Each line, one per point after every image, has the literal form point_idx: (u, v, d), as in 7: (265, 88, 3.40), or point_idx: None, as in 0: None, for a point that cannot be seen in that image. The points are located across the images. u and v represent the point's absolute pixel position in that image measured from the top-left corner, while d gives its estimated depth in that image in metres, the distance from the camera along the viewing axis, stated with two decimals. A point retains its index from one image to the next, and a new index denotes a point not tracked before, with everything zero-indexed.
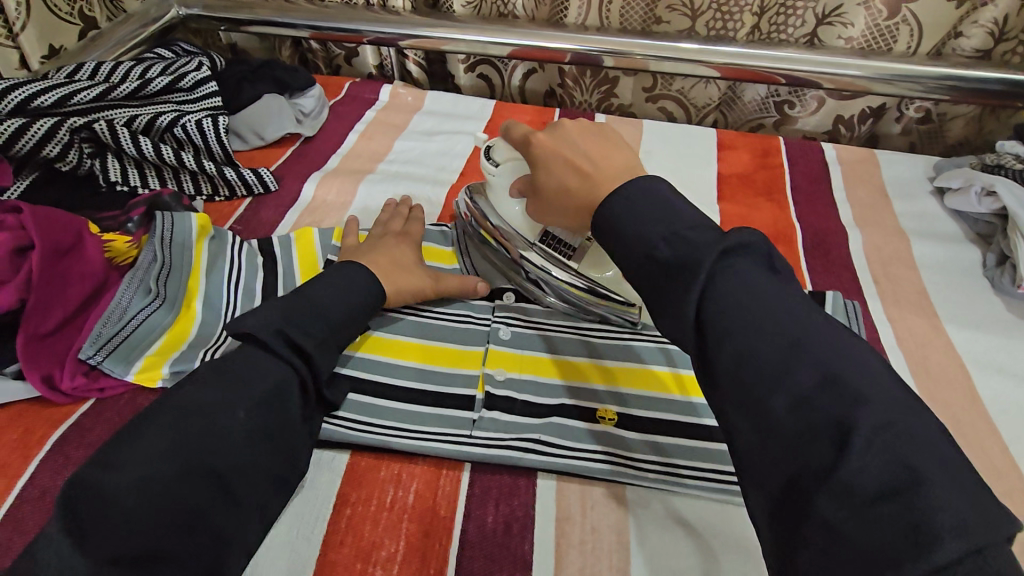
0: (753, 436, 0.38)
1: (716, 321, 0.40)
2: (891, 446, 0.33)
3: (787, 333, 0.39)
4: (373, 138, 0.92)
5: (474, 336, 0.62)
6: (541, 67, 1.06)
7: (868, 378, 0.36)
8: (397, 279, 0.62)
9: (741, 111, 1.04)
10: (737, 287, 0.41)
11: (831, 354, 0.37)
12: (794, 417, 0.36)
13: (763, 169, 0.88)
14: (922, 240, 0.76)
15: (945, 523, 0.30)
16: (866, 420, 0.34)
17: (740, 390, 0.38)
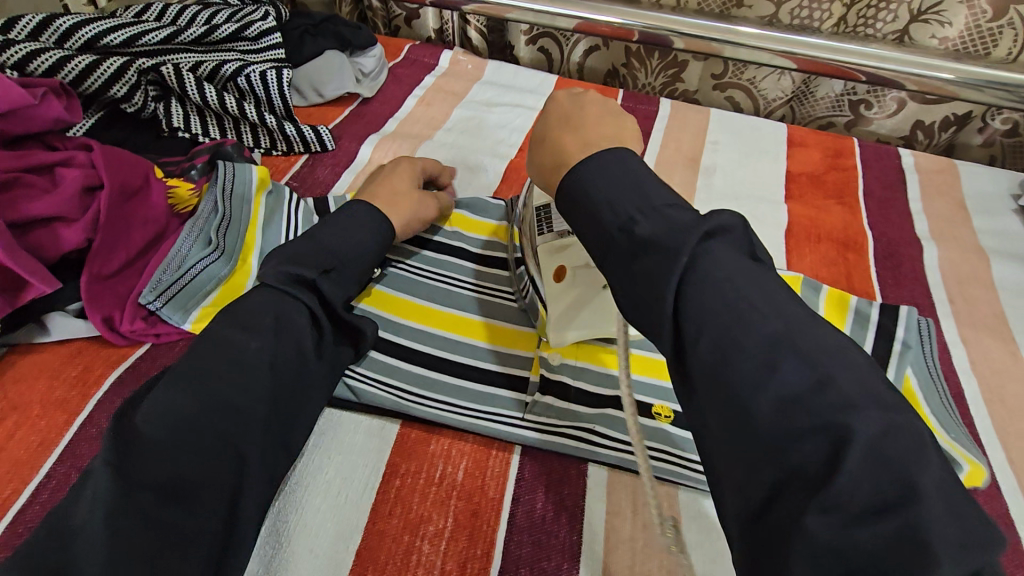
0: (731, 439, 0.33)
1: (697, 312, 0.35)
2: (877, 450, 0.29)
3: (771, 325, 0.34)
4: (432, 104, 0.90)
5: (529, 318, 0.61)
6: (605, 44, 1.02)
7: (856, 372, 0.32)
8: (404, 206, 0.63)
9: (812, 107, 0.99)
10: (720, 274, 0.36)
11: (816, 349, 0.33)
12: (777, 418, 0.31)
13: (834, 170, 0.84)
14: (1002, 260, 0.71)
15: (941, 543, 0.26)
16: (858, 431, 0.29)
17: (722, 390, 0.34)
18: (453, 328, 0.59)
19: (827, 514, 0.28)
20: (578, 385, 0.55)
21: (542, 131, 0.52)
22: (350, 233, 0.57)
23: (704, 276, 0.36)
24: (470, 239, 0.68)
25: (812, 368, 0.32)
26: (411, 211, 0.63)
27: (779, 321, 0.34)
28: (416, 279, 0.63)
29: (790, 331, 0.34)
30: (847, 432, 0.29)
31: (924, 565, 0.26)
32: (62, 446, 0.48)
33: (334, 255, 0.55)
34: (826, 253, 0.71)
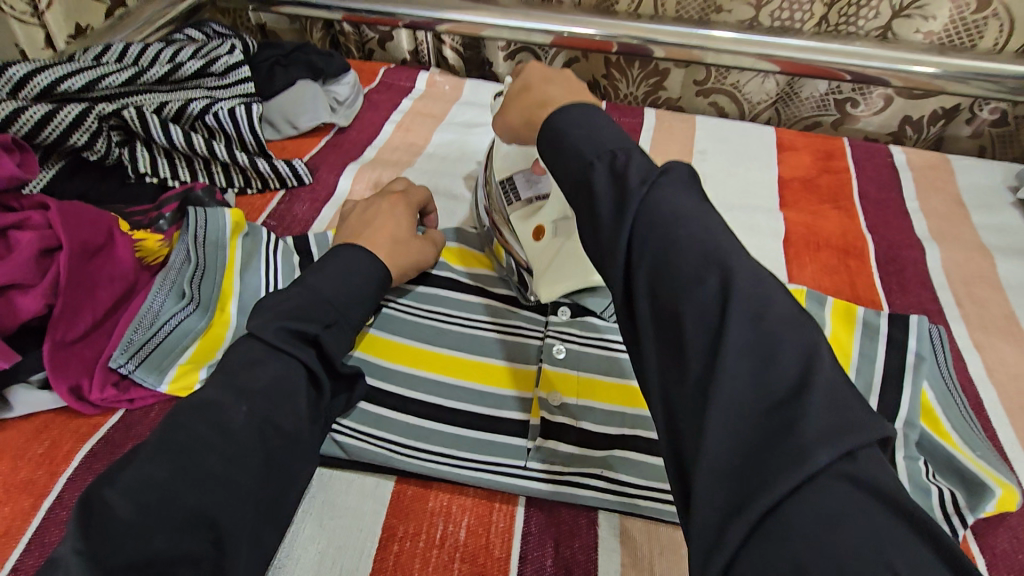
0: (658, 358, 0.34)
1: (639, 239, 0.36)
2: (769, 352, 0.31)
3: (703, 245, 0.35)
4: (411, 129, 0.86)
5: (527, 354, 0.58)
6: (584, 56, 0.99)
7: (782, 305, 0.33)
8: (399, 250, 0.60)
9: (798, 108, 0.97)
10: (665, 204, 0.37)
11: (746, 273, 0.34)
12: (693, 327, 0.32)
13: (826, 173, 0.82)
14: (1007, 258, 0.69)
15: (819, 431, 0.28)
16: (748, 337, 0.31)
17: (654, 313, 0.35)
18: (445, 372, 0.56)
19: (725, 422, 0.30)
20: (582, 427, 0.52)
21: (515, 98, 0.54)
22: (349, 278, 0.54)
23: (648, 210, 0.37)
24: (460, 273, 0.65)
25: (739, 287, 0.33)
26: (405, 258, 0.60)
27: (711, 245, 0.35)
28: (403, 319, 0.60)
29: (726, 256, 0.35)
30: (741, 342, 0.31)
31: (799, 457, 0.27)
32: (28, 534, 0.44)
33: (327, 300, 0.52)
34: (827, 262, 0.69)
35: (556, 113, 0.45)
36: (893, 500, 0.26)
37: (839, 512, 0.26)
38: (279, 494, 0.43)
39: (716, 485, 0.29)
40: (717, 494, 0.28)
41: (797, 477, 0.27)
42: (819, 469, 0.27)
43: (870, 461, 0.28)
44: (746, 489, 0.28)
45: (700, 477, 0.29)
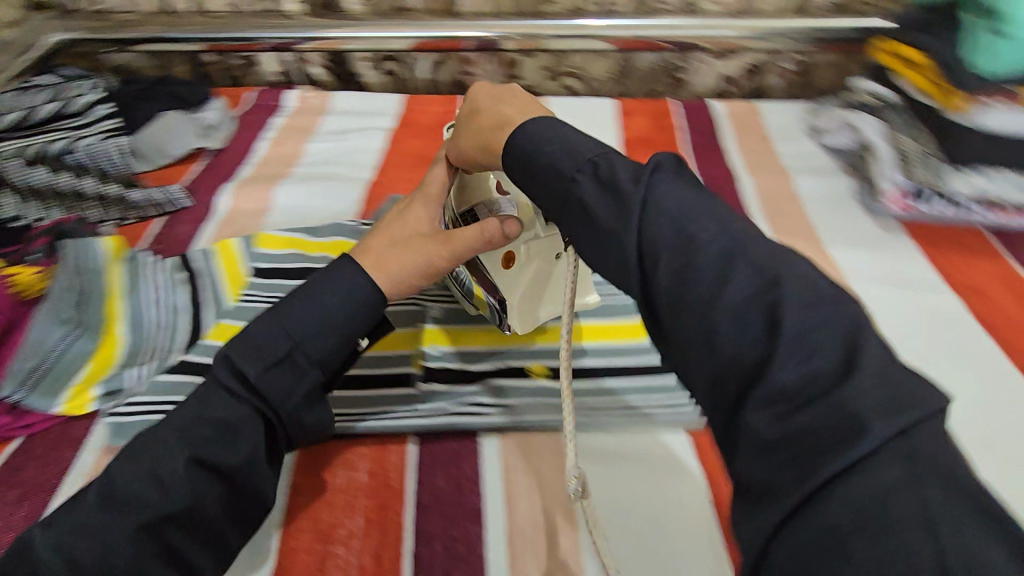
0: (693, 357, 0.35)
1: (651, 243, 0.37)
2: (817, 341, 0.31)
3: (721, 238, 0.36)
4: (285, 143, 0.91)
5: (406, 318, 0.65)
6: (444, 57, 1.08)
7: (811, 287, 0.33)
8: (405, 257, 0.54)
9: (636, 81, 1.10)
10: (670, 202, 0.38)
11: (771, 261, 0.34)
12: (731, 326, 0.33)
13: (660, 130, 0.94)
14: (803, 176, 0.84)
15: (870, 408, 0.28)
16: (797, 325, 0.31)
17: (683, 319, 0.35)
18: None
19: (776, 413, 0.30)
20: (460, 367, 0.60)
21: (469, 137, 0.54)
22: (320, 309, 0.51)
23: (655, 211, 0.38)
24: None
25: (762, 277, 0.34)
26: (405, 265, 0.54)
27: (732, 241, 0.36)
28: None
29: (745, 247, 0.35)
30: (791, 329, 0.31)
31: (856, 436, 0.28)
32: None
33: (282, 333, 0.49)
34: None
35: (513, 138, 0.48)
36: (948, 469, 0.27)
37: (889, 483, 0.27)
38: (210, 492, 0.45)
39: (777, 469, 0.30)
40: (776, 477, 0.30)
41: (850, 456, 0.28)
42: (877, 447, 0.28)
43: (929, 436, 0.28)
44: (807, 469, 0.29)
45: (752, 464, 0.31)
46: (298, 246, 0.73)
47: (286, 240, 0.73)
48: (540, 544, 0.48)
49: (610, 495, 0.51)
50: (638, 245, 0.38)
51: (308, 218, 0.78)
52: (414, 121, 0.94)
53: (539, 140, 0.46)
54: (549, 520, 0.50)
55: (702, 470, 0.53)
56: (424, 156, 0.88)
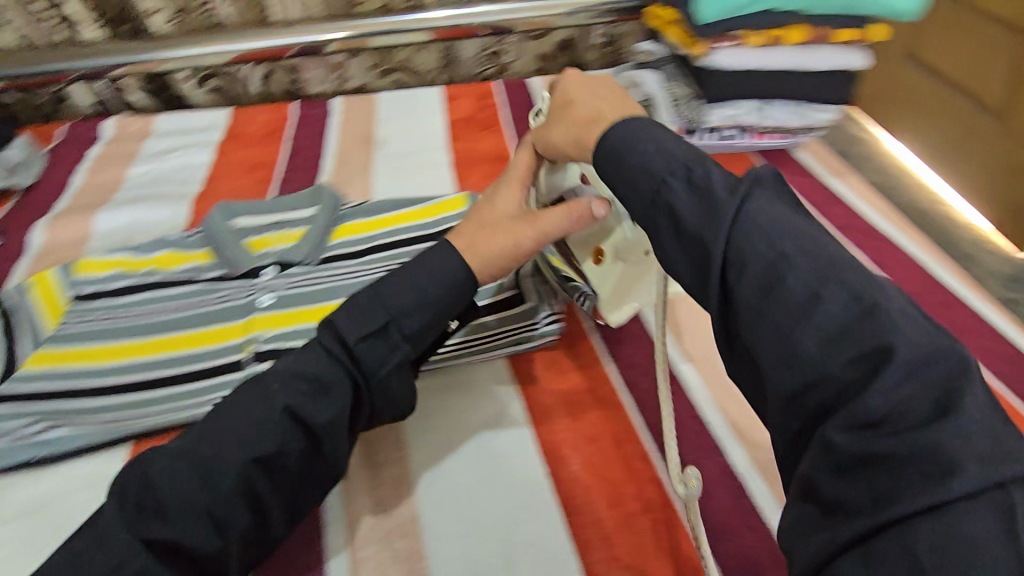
0: (768, 368, 0.33)
1: (738, 251, 0.35)
2: (917, 373, 0.29)
3: (818, 260, 0.33)
4: (104, 171, 0.89)
5: (236, 311, 0.65)
6: (271, 68, 1.09)
7: (913, 324, 0.30)
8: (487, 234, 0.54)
9: (464, 67, 1.17)
10: (761, 216, 0.35)
11: (865, 284, 0.32)
12: (823, 346, 0.31)
13: (483, 109, 1.01)
14: None
15: (967, 451, 0.26)
16: (900, 347, 0.29)
17: (762, 326, 0.33)
18: (160, 349, 0.62)
19: (855, 433, 0.28)
20: (290, 344, 0.61)
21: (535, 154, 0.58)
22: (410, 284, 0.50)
23: (748, 223, 0.35)
24: (171, 270, 0.70)
25: (860, 304, 0.31)
26: (496, 246, 0.54)
27: (829, 261, 0.33)
28: (112, 325, 0.64)
29: (842, 270, 0.33)
30: (899, 355, 0.29)
31: (944, 473, 0.26)
32: None
33: (379, 304, 0.49)
34: (484, 170, 0.88)
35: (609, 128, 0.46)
36: None
37: (978, 534, 0.25)
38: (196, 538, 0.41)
39: (848, 486, 0.28)
40: (850, 497, 0.28)
41: (941, 493, 0.25)
42: (963, 494, 0.25)
43: None
44: (882, 489, 0.27)
45: (826, 479, 0.29)
46: (115, 262, 0.70)
47: (102, 262, 0.69)
48: (373, 477, 0.52)
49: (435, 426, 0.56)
50: (723, 254, 0.35)
51: (134, 235, 0.77)
52: (243, 133, 0.96)
53: (634, 138, 0.43)
54: (379, 456, 0.54)
55: (515, 382, 0.59)
56: (255, 164, 0.89)
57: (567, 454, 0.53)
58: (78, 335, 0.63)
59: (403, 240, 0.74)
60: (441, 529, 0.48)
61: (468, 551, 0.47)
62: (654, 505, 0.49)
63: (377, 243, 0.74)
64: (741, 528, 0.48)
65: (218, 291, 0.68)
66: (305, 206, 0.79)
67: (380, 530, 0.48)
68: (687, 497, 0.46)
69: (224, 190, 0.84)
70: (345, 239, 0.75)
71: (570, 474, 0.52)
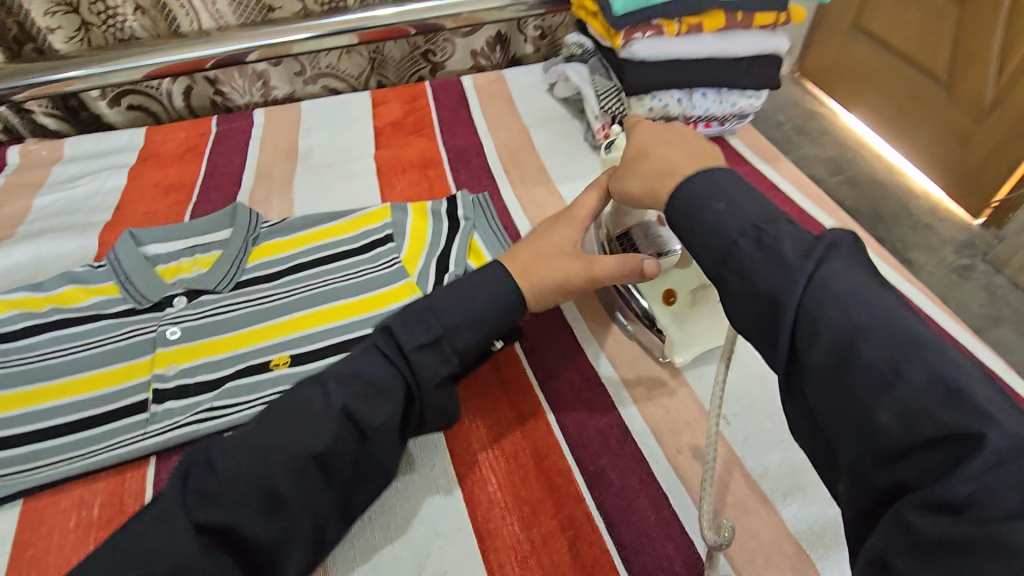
0: (848, 440, 0.35)
1: (814, 323, 0.37)
2: (1015, 465, 0.29)
3: (895, 333, 0.35)
4: (6, 204, 0.83)
5: (142, 347, 0.62)
6: (191, 80, 1.03)
7: (1004, 411, 0.31)
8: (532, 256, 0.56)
9: (396, 69, 1.14)
10: (839, 285, 0.37)
11: (944, 362, 0.33)
12: (902, 426, 0.32)
13: (412, 112, 0.98)
14: (539, 129, 0.92)
15: None
16: (990, 436, 0.30)
17: (839, 396, 0.35)
18: (53, 396, 0.57)
19: (934, 511, 0.30)
20: (196, 380, 0.58)
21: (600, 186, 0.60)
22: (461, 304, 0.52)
23: (826, 293, 0.37)
24: (70, 308, 0.66)
25: (941, 382, 0.32)
26: (548, 271, 0.55)
27: (908, 333, 0.35)
28: (4, 372, 0.59)
29: (929, 353, 0.34)
30: (990, 444, 0.30)
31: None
32: None
33: (435, 318, 0.50)
34: (412, 177, 0.85)
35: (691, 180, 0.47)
36: None
37: None
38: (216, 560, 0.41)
39: (919, 559, 0.30)
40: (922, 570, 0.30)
41: None
42: None
43: None
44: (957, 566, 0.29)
45: (899, 550, 0.31)
46: (7, 304, 0.65)
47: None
48: None
49: None
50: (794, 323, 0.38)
51: (36, 274, 0.73)
52: (160, 152, 0.91)
53: (708, 196, 0.45)
54: None
55: None
56: (169, 185, 0.85)
57: (486, 477, 0.51)
58: None
59: (321, 258, 0.71)
60: (349, 565, 0.47)
61: None
62: (572, 522, 0.48)
63: (295, 263, 0.70)
64: (658, 536, 0.48)
65: (121, 327, 0.64)
66: (220, 229, 0.75)
67: None
68: (717, 545, 0.44)
69: (138, 216, 0.80)
70: (261, 261, 0.71)
71: (487, 497, 0.50)
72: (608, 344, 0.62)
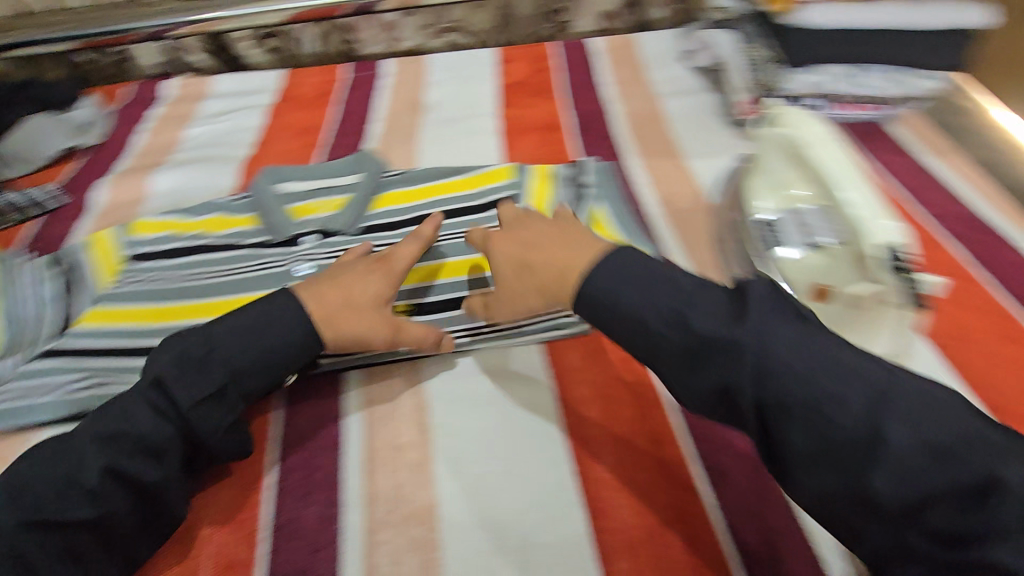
0: (843, 508, 0.37)
1: (783, 398, 0.39)
2: (1001, 487, 0.33)
3: (860, 394, 0.38)
4: (163, 132, 0.90)
5: (276, 280, 0.65)
6: (325, 27, 1.06)
7: (978, 440, 0.35)
8: (361, 285, 0.53)
9: (520, 28, 1.10)
10: (781, 352, 0.40)
11: (905, 409, 0.37)
12: (899, 485, 0.35)
13: (537, 73, 0.95)
14: (672, 99, 0.86)
15: None
16: (964, 469, 0.34)
17: (831, 470, 0.37)
18: (201, 315, 0.62)
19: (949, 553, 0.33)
20: None
21: (512, 236, 0.55)
22: (248, 336, 0.49)
23: (778, 365, 0.40)
24: (218, 234, 0.71)
25: (915, 435, 0.36)
26: (350, 324, 0.51)
27: (862, 382, 0.38)
28: (162, 287, 0.65)
29: (891, 395, 0.38)
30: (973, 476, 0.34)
31: None
32: None
33: (217, 362, 0.47)
34: (534, 139, 0.82)
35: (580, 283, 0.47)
36: None
37: None
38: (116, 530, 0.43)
39: None
40: None
41: None
42: None
43: None
44: None
45: None
46: (170, 225, 0.71)
47: (160, 224, 0.71)
48: (397, 458, 0.50)
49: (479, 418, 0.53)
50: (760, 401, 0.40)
51: (184, 199, 0.79)
52: (296, 95, 0.95)
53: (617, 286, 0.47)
54: (405, 437, 0.52)
55: (552, 375, 0.56)
56: (304, 127, 0.89)
57: (599, 454, 0.50)
58: (129, 295, 0.64)
59: (445, 212, 0.71)
60: (460, 519, 0.46)
61: (488, 550, 0.45)
62: (691, 519, 0.46)
63: (419, 215, 0.71)
64: (787, 557, 0.44)
65: (259, 257, 0.68)
66: (351, 175, 0.77)
67: (400, 516, 0.47)
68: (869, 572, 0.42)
69: (274, 155, 0.84)
70: (387, 211, 0.72)
71: (603, 479, 0.48)
72: None
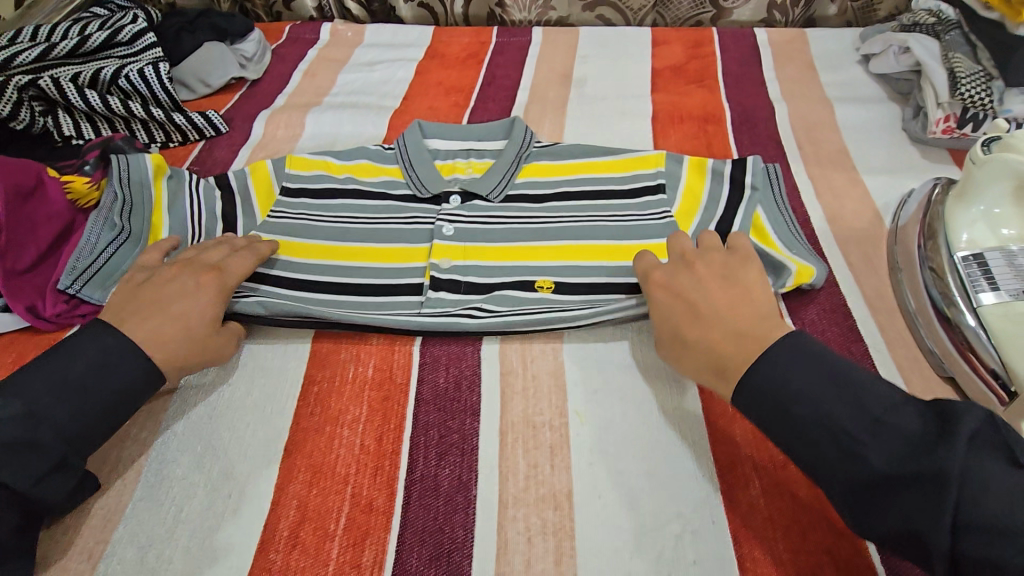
0: None
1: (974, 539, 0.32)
2: None
3: None
4: (317, 75, 0.93)
5: (420, 235, 0.65)
6: None
7: None
8: (151, 323, 0.51)
9: (677, 9, 1.04)
10: (991, 501, 0.33)
11: None
12: None
13: (695, 59, 0.90)
14: (845, 105, 0.79)
15: None
16: None
17: None
18: (351, 258, 0.64)
19: None
20: (467, 280, 0.60)
21: (686, 291, 0.51)
22: (79, 382, 0.47)
23: (976, 504, 0.33)
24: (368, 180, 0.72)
25: None
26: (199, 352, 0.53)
27: None
28: (316, 226, 0.67)
29: None
30: None
31: None
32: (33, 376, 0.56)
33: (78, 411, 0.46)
34: (689, 129, 0.78)
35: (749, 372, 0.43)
36: None
37: None
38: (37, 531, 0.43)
39: None
40: None
41: None
42: None
43: None
44: None
45: None
46: (324, 165, 0.73)
47: (316, 162, 0.73)
48: (533, 437, 0.51)
49: (622, 412, 0.52)
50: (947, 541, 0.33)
51: (335, 141, 0.81)
52: (445, 53, 0.95)
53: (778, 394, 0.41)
54: (543, 417, 0.52)
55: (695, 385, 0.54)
56: (451, 87, 0.89)
57: (749, 479, 0.48)
58: (286, 229, 0.66)
59: (592, 192, 0.68)
60: (594, 512, 0.47)
61: (622, 548, 0.45)
62: (849, 567, 0.43)
63: (565, 191, 0.69)
64: None
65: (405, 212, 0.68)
66: (498, 142, 0.75)
67: (535, 495, 0.48)
68: None
69: (421, 110, 0.85)
70: (531, 180, 0.70)
71: (748, 500, 0.47)
72: (913, 376, 0.52)
